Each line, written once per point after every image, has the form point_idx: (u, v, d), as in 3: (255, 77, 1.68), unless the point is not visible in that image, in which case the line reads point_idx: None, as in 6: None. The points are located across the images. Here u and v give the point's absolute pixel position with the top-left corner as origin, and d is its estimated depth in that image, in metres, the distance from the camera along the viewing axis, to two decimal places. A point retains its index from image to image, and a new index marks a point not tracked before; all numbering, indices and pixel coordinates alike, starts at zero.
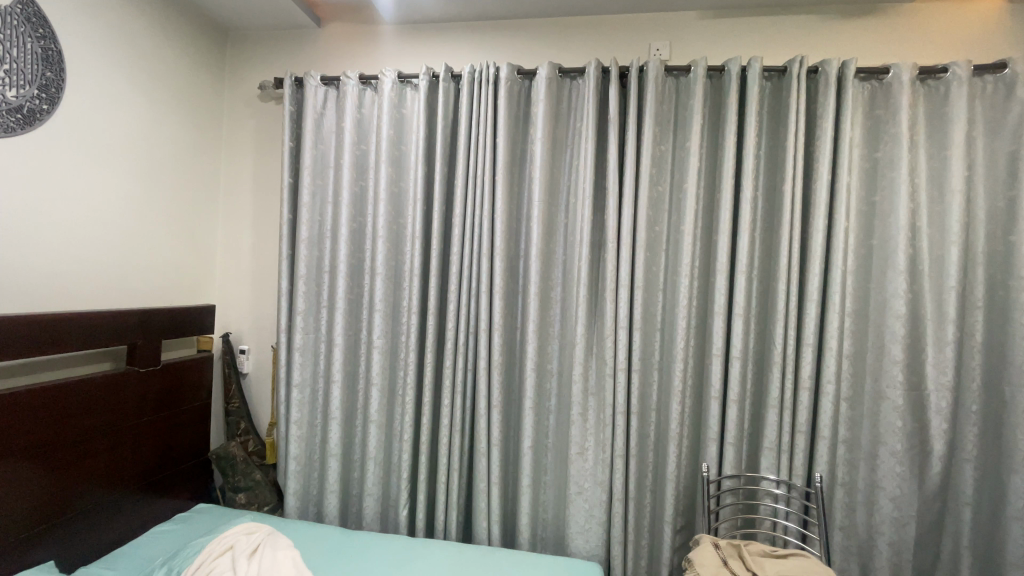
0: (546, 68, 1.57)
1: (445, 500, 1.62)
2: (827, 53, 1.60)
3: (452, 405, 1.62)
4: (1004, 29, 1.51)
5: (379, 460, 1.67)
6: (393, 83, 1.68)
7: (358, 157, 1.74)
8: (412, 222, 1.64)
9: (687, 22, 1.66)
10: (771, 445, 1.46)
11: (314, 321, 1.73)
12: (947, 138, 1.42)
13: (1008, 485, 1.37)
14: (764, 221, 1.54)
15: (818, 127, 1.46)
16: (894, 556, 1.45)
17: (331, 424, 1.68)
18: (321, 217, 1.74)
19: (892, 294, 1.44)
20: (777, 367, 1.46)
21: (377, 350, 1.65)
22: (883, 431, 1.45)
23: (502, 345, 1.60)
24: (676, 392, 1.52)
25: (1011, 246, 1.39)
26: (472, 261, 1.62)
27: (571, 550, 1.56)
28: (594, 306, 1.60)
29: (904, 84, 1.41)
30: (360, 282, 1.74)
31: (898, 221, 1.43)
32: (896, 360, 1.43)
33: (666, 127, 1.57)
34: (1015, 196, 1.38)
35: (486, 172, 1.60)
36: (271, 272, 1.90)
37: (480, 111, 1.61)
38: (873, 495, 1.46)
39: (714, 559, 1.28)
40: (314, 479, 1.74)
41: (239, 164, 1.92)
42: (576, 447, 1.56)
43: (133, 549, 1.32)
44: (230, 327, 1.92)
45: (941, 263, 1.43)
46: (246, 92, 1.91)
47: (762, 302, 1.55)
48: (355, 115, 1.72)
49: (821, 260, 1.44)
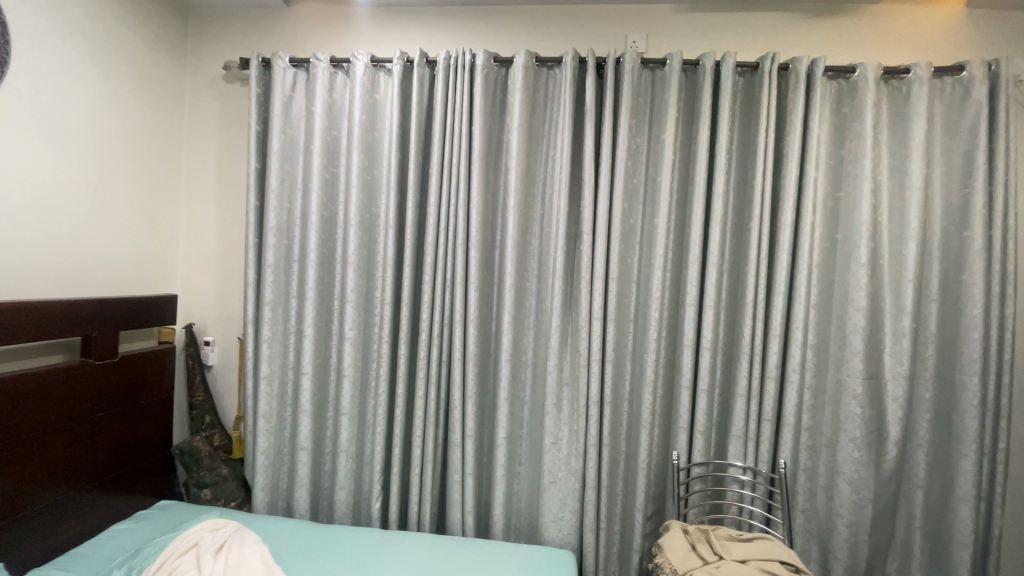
0: (524, 56, 1.56)
1: (419, 492, 1.61)
2: (798, 50, 1.63)
3: (427, 397, 1.61)
4: (962, 34, 1.57)
5: (351, 453, 1.64)
6: (366, 67, 1.63)
7: (329, 143, 1.68)
8: (386, 210, 1.60)
9: (663, 15, 1.67)
10: (738, 432, 1.51)
11: (283, 311, 1.68)
12: (908, 137, 1.48)
13: (958, 468, 1.44)
14: (736, 213, 1.57)
15: (788, 122, 1.49)
16: (852, 537, 1.51)
17: (300, 416, 1.64)
18: (290, 204, 1.68)
19: (854, 287, 1.49)
20: (745, 357, 1.50)
21: (349, 340, 1.62)
22: (844, 418, 1.51)
23: (477, 336, 1.59)
24: (649, 382, 1.54)
25: (964, 241, 1.45)
26: (447, 251, 1.60)
27: (544, 538, 1.57)
28: (569, 296, 1.61)
29: (870, 84, 1.46)
30: (330, 271, 1.70)
31: (861, 216, 1.47)
32: (857, 350, 1.48)
33: (642, 119, 1.58)
34: (969, 193, 1.44)
35: (463, 160, 1.58)
36: (237, 261, 1.83)
37: (457, 98, 1.59)
38: (833, 479, 1.52)
39: (682, 544, 1.32)
40: (284, 473, 1.69)
41: (202, 149, 1.83)
42: (551, 436, 1.57)
43: (90, 548, 1.27)
44: (193, 318, 1.85)
45: (900, 257, 1.48)
46: (210, 73, 1.82)
47: (732, 293, 1.58)
48: (326, 99, 1.66)
49: (788, 252, 1.48)
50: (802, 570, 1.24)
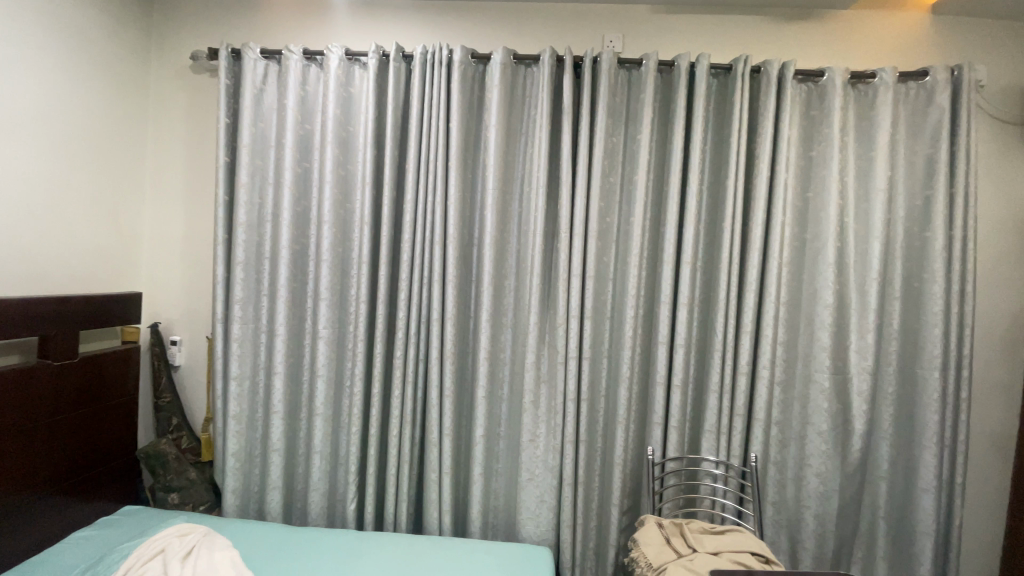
0: (501, 53, 1.55)
1: (395, 492, 1.60)
2: (770, 54, 1.66)
3: (404, 396, 1.59)
4: (924, 41, 1.63)
5: (326, 454, 1.61)
6: (340, 60, 1.60)
7: (302, 137, 1.64)
8: (361, 206, 1.58)
9: (639, 16, 1.68)
10: (711, 427, 1.54)
11: (253, 310, 1.63)
12: (873, 140, 1.53)
13: (919, 459, 1.50)
14: (709, 212, 1.60)
15: (760, 123, 1.52)
16: (820, 527, 1.55)
17: (273, 417, 1.60)
18: (261, 200, 1.64)
19: (822, 285, 1.54)
20: (718, 353, 1.53)
21: (322, 340, 1.59)
22: (812, 412, 1.56)
23: (455, 334, 1.58)
24: (624, 379, 1.56)
25: (926, 241, 1.51)
26: (423, 248, 1.58)
27: (522, 535, 1.58)
28: (547, 293, 1.61)
29: (838, 87, 1.50)
30: (303, 269, 1.66)
31: (829, 217, 1.52)
32: (824, 346, 1.53)
33: (619, 119, 1.59)
34: (931, 195, 1.50)
35: (440, 156, 1.56)
36: (206, 258, 1.78)
37: (433, 94, 1.57)
38: (802, 472, 1.57)
39: (657, 538, 1.34)
40: (255, 475, 1.65)
41: (169, 142, 1.77)
42: (528, 433, 1.58)
43: (50, 556, 1.21)
44: (159, 316, 1.78)
45: (865, 256, 1.54)
46: (176, 63, 1.76)
47: (705, 291, 1.61)
48: (299, 92, 1.62)
49: (760, 251, 1.52)
50: (772, 560, 1.27)
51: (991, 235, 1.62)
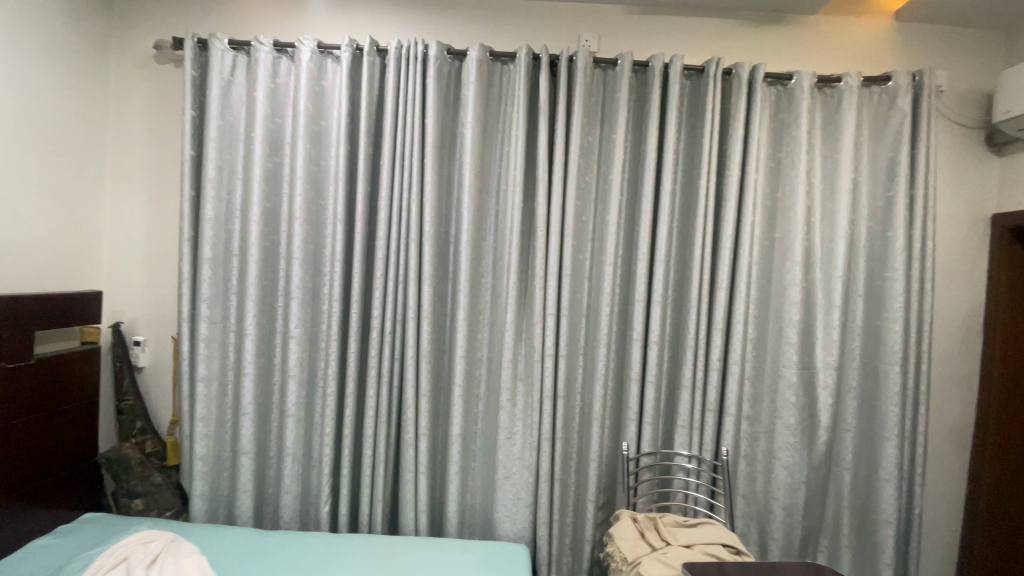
0: (477, 49, 1.54)
1: (370, 493, 1.57)
2: (741, 57, 1.70)
3: (379, 395, 1.56)
4: (886, 47, 1.70)
5: (298, 456, 1.58)
6: (312, 53, 1.56)
7: (272, 131, 1.60)
8: (334, 202, 1.54)
9: (614, 15, 1.70)
10: (684, 422, 1.57)
11: (221, 309, 1.59)
12: (838, 142, 1.58)
13: (880, 450, 1.56)
14: (682, 211, 1.63)
15: (731, 125, 1.55)
16: (787, 518, 1.60)
17: (242, 419, 1.56)
18: (230, 195, 1.59)
19: (789, 283, 1.58)
20: (690, 350, 1.56)
21: (294, 339, 1.55)
22: (780, 406, 1.60)
23: (431, 332, 1.57)
24: (600, 376, 1.57)
25: (887, 241, 1.57)
26: (399, 246, 1.56)
27: (498, 533, 1.58)
28: (524, 291, 1.62)
29: (805, 91, 1.55)
30: (274, 267, 1.62)
31: (796, 216, 1.56)
32: (791, 342, 1.57)
33: (594, 118, 1.60)
34: (892, 197, 1.56)
35: (415, 153, 1.54)
36: (171, 254, 1.71)
37: (408, 89, 1.55)
38: (770, 464, 1.62)
39: (632, 533, 1.36)
40: (225, 479, 1.61)
41: (130, 134, 1.70)
42: (505, 431, 1.58)
43: (5, 568, 1.15)
44: (121, 315, 1.71)
45: (831, 255, 1.59)
46: (139, 52, 1.69)
47: (678, 289, 1.64)
48: (269, 84, 1.58)
49: (730, 250, 1.55)
50: (742, 551, 1.31)
51: (947, 235, 1.69)
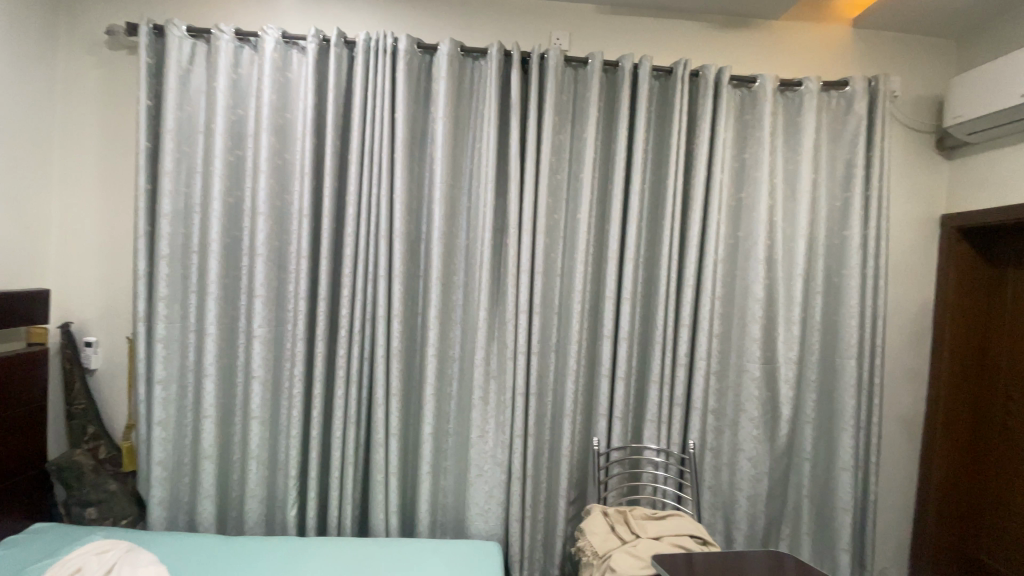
0: (448, 44, 1.52)
1: (339, 495, 1.54)
2: (708, 59, 1.74)
3: (347, 395, 1.53)
4: (844, 53, 1.76)
5: (263, 460, 1.53)
6: (276, 43, 1.51)
7: (235, 124, 1.54)
8: (299, 198, 1.50)
9: (585, 14, 1.71)
10: (652, 416, 1.60)
11: (180, 308, 1.52)
12: (799, 144, 1.63)
13: (838, 441, 1.63)
14: (651, 210, 1.65)
15: (698, 125, 1.59)
16: (751, 508, 1.66)
17: (203, 422, 1.50)
18: (189, 189, 1.53)
19: (752, 280, 1.63)
20: (658, 346, 1.59)
21: (258, 339, 1.50)
22: (744, 400, 1.65)
23: (401, 330, 1.55)
24: (571, 373, 1.59)
25: (844, 240, 1.64)
26: (368, 243, 1.53)
27: (470, 532, 1.58)
28: (496, 289, 1.61)
29: (768, 94, 1.59)
30: (236, 264, 1.56)
31: (759, 216, 1.61)
32: (754, 338, 1.62)
33: (566, 116, 1.61)
34: (848, 198, 1.63)
35: (384, 148, 1.51)
36: (126, 251, 1.63)
37: (377, 83, 1.52)
38: (735, 456, 1.66)
39: (603, 527, 1.38)
40: (185, 484, 1.55)
41: (81, 124, 1.61)
42: (477, 430, 1.57)
43: None
44: (71, 315, 1.62)
45: (792, 253, 1.64)
46: (90, 37, 1.60)
47: (647, 286, 1.66)
48: (231, 75, 1.52)
49: (697, 248, 1.59)
50: (709, 541, 1.34)
51: (900, 234, 1.78)
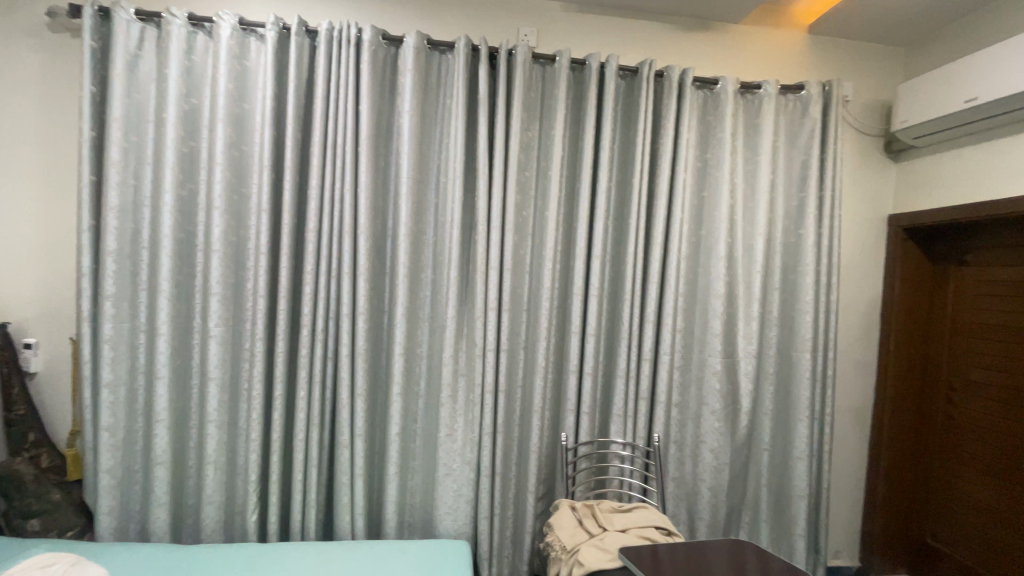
0: (414, 36, 1.49)
1: (302, 499, 1.50)
2: (672, 60, 1.77)
3: (311, 396, 1.49)
4: (799, 58, 1.83)
5: (221, 464, 1.47)
6: (233, 29, 1.44)
7: (187, 114, 1.47)
8: (258, 191, 1.44)
9: (553, 11, 1.71)
10: (619, 411, 1.63)
11: (129, 307, 1.44)
12: (757, 145, 1.69)
13: (794, 431, 1.70)
14: (617, 208, 1.67)
15: (662, 125, 1.62)
16: (713, 498, 1.71)
17: (156, 426, 1.43)
18: (138, 181, 1.44)
19: (714, 277, 1.67)
20: (625, 341, 1.62)
21: (214, 339, 1.44)
22: (706, 394, 1.70)
23: (367, 328, 1.51)
24: (540, 370, 1.59)
25: (800, 238, 1.70)
26: (332, 238, 1.49)
27: (439, 531, 1.56)
28: (464, 286, 1.60)
29: (729, 95, 1.64)
30: (190, 261, 1.49)
31: (720, 214, 1.66)
32: (715, 333, 1.67)
33: (533, 113, 1.61)
34: (804, 198, 1.69)
35: (348, 142, 1.47)
36: (68, 247, 1.53)
37: (340, 74, 1.47)
38: (698, 448, 1.71)
39: (570, 521, 1.41)
40: (136, 492, 1.47)
41: (17, 110, 1.50)
42: (445, 429, 1.56)
43: None
44: (6, 316, 1.51)
45: (751, 250, 1.70)
46: (26, 17, 1.49)
47: (613, 283, 1.68)
48: (183, 62, 1.44)
49: (661, 245, 1.62)
50: (673, 532, 1.37)
51: (853, 234, 1.86)
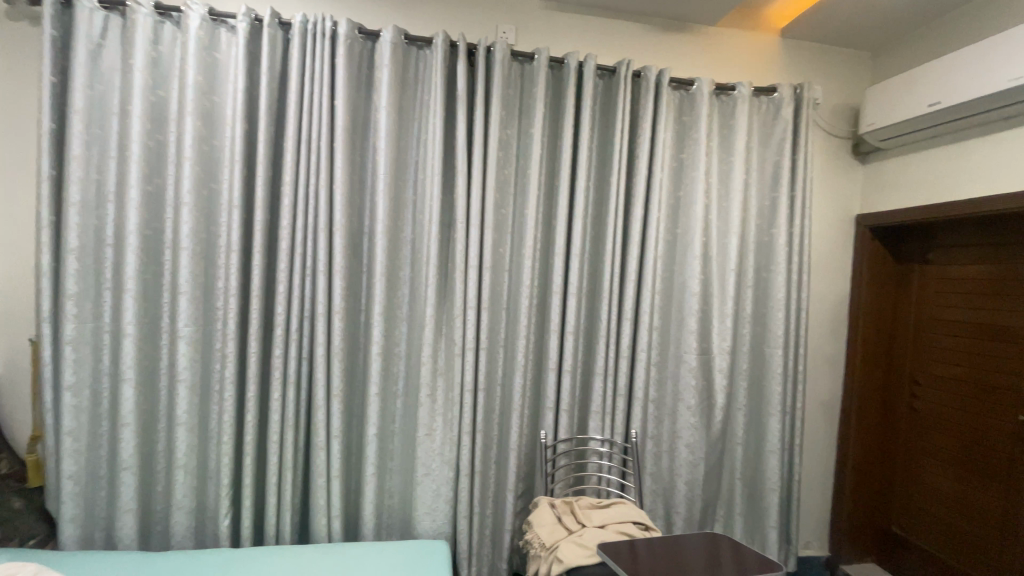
0: (391, 31, 1.47)
1: (277, 503, 1.46)
2: (649, 60, 1.79)
3: (285, 397, 1.46)
4: (772, 61, 1.87)
5: (191, 469, 1.43)
6: (202, 20, 1.40)
7: (154, 106, 1.42)
8: (229, 187, 1.40)
9: (531, 8, 1.71)
10: (597, 408, 1.64)
11: (92, 307, 1.38)
12: (732, 146, 1.72)
13: (766, 426, 1.74)
14: (595, 206, 1.68)
15: (639, 125, 1.64)
16: (689, 493, 1.74)
17: (122, 430, 1.38)
18: (101, 175, 1.39)
19: (689, 276, 1.70)
20: (603, 339, 1.63)
21: (183, 339, 1.39)
22: (682, 390, 1.72)
23: (343, 328, 1.49)
24: (519, 368, 1.59)
25: (772, 237, 1.75)
26: (306, 236, 1.46)
27: (417, 532, 1.55)
28: (443, 284, 1.59)
29: (705, 96, 1.67)
30: (157, 258, 1.44)
31: (696, 213, 1.68)
32: (691, 331, 1.70)
33: (512, 110, 1.60)
34: (776, 198, 1.73)
35: (323, 138, 1.44)
36: (26, 244, 1.46)
37: (315, 68, 1.44)
38: (674, 444, 1.74)
39: (550, 518, 1.40)
40: (101, 499, 1.41)
41: None
42: (424, 429, 1.54)
43: None
44: None
45: (725, 249, 1.73)
46: None
47: (591, 281, 1.69)
48: (149, 52, 1.39)
49: (638, 244, 1.64)
50: (651, 527, 1.39)
51: (822, 234, 1.92)
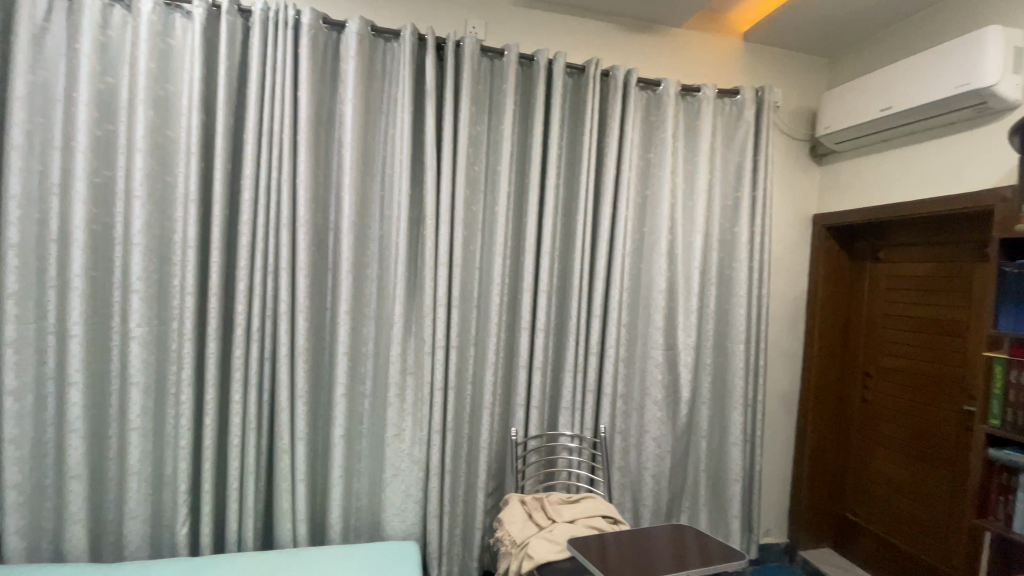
0: (358, 22, 1.44)
1: (238, 508, 1.41)
2: (617, 60, 1.81)
3: (247, 399, 1.41)
4: (735, 64, 1.92)
5: (146, 475, 1.36)
6: (155, 4, 1.33)
7: (103, 94, 1.34)
8: (185, 180, 1.34)
9: (501, 4, 1.70)
10: (567, 404, 1.65)
11: (35, 307, 1.30)
12: (697, 146, 1.76)
13: (729, 418, 1.79)
14: (564, 204, 1.69)
15: (608, 124, 1.65)
16: (656, 485, 1.77)
17: (69, 437, 1.30)
18: (43, 166, 1.30)
19: (656, 273, 1.73)
20: (573, 336, 1.65)
21: (135, 340, 1.32)
22: (649, 385, 1.76)
23: (308, 327, 1.44)
24: (490, 366, 1.59)
25: (734, 236, 1.80)
26: (268, 232, 1.41)
27: (386, 533, 1.53)
28: (412, 282, 1.56)
29: (671, 97, 1.70)
30: (107, 255, 1.36)
31: (663, 212, 1.71)
32: (657, 327, 1.73)
33: (482, 106, 1.59)
34: (739, 197, 1.78)
35: (286, 130, 1.40)
36: None
37: (277, 58, 1.39)
38: (642, 438, 1.77)
39: (520, 515, 1.41)
40: (46, 510, 1.33)
41: None
42: (393, 428, 1.52)
43: None
44: None
45: (690, 247, 1.77)
46: None
47: (561, 279, 1.70)
48: (97, 37, 1.31)
49: (607, 241, 1.66)
50: (619, 520, 1.42)
51: (782, 232, 1.99)
